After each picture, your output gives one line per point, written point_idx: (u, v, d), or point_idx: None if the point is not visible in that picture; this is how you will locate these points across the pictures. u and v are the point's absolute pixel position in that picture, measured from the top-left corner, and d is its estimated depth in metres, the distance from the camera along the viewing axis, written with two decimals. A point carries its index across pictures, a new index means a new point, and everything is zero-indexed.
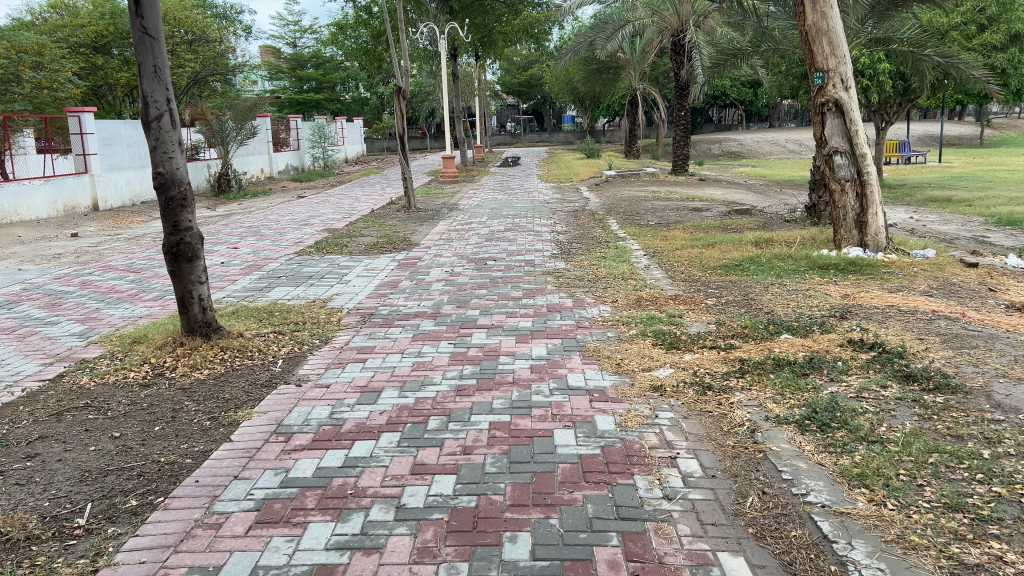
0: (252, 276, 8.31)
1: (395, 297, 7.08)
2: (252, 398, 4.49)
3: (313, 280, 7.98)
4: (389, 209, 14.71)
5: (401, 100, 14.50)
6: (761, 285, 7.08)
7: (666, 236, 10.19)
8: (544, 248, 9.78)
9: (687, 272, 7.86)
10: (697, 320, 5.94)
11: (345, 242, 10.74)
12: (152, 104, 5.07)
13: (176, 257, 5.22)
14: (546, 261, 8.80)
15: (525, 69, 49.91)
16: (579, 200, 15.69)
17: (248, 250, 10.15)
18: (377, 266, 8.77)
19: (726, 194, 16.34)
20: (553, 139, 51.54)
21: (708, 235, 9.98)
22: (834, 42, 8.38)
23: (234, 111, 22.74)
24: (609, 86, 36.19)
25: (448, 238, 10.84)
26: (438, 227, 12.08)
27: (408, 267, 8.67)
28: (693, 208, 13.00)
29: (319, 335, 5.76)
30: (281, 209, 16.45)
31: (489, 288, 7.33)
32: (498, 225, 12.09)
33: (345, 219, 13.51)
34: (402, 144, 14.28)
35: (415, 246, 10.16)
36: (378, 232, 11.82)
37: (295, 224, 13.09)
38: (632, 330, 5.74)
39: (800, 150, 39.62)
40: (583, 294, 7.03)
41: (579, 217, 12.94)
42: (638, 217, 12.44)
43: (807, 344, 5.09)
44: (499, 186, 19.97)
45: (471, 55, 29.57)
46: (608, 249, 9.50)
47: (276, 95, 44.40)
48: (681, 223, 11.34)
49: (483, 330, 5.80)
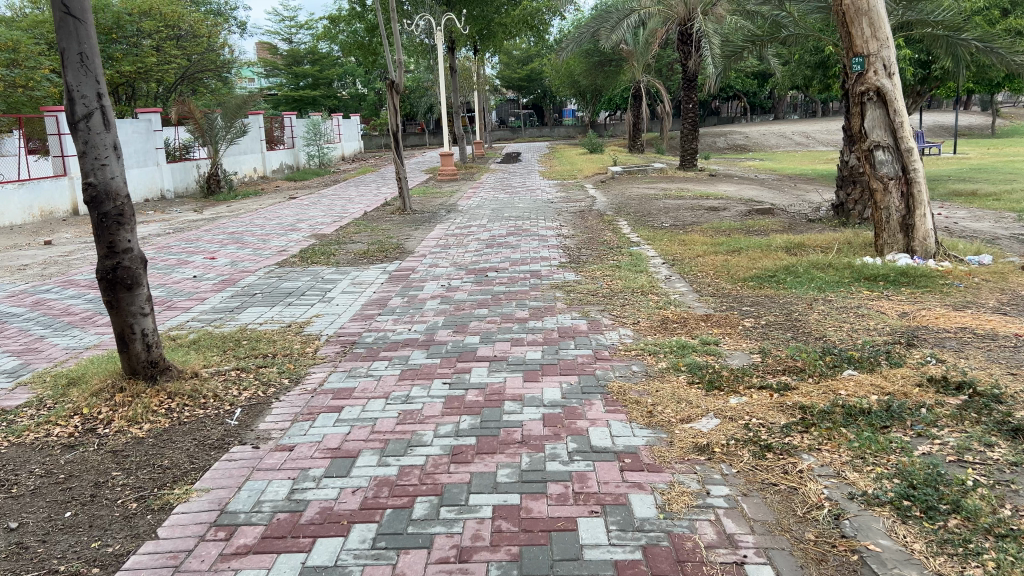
0: (224, 293, 7.41)
1: (382, 319, 6.18)
2: (196, 468, 3.57)
3: (291, 298, 7.08)
4: (383, 211, 13.80)
5: (395, 94, 13.60)
6: (803, 301, 6.18)
7: (684, 241, 9.28)
8: (550, 255, 8.88)
9: (714, 285, 6.95)
10: (738, 349, 5.03)
11: (333, 250, 9.84)
12: (79, 100, 4.15)
13: (112, 285, 4.29)
14: (553, 271, 7.90)
15: (526, 63, 49.04)
16: (584, 199, 14.79)
17: (226, 261, 9.25)
18: (365, 279, 7.87)
19: (740, 191, 15.44)
20: (554, 133, 50.60)
21: (732, 239, 9.09)
22: (875, 23, 7.47)
23: (223, 108, 21.82)
24: (611, 79, 35.23)
25: (444, 244, 9.95)
26: (434, 232, 11.19)
27: (401, 280, 7.78)
28: (707, 207, 12.11)
29: (290, 374, 4.85)
30: (269, 211, 15.54)
31: (491, 306, 6.42)
32: (499, 228, 11.21)
33: (335, 223, 12.61)
34: (397, 141, 13.35)
35: (408, 255, 9.27)
36: (370, 238, 10.92)
37: (283, 229, 12.20)
38: (662, 362, 4.82)
39: (807, 142, 38.69)
40: (599, 313, 6.13)
41: (587, 218, 12.05)
42: (650, 218, 11.54)
43: (878, 385, 4.19)
44: (500, 184, 19.07)
45: (470, 49, 28.58)
46: (622, 256, 8.58)
47: (271, 92, 43.44)
48: (698, 225, 10.45)
49: (485, 365, 4.88)
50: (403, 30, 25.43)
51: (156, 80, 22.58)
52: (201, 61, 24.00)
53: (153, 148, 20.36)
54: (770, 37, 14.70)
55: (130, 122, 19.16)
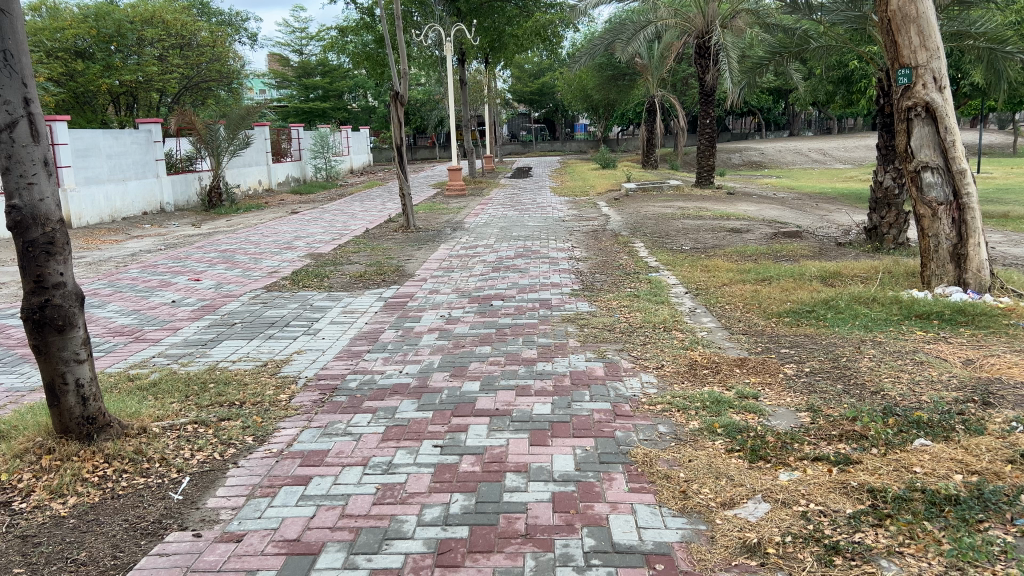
0: (202, 321, 6.73)
1: (370, 358, 5.45)
2: (115, 566, 2.86)
3: (274, 329, 6.37)
4: (386, 229, 13.15)
5: (400, 106, 12.98)
6: (849, 342, 5.46)
7: (708, 268, 8.56)
8: (561, 281, 8.18)
9: (743, 321, 6.22)
10: (781, 407, 4.29)
11: (327, 272, 9.15)
12: (0, 106, 3.47)
13: (39, 326, 3.59)
14: (565, 300, 7.20)
15: (537, 77, 48.65)
16: (597, 218, 14.09)
17: (211, 284, 8.57)
18: (358, 307, 7.17)
19: (761, 211, 14.72)
20: (566, 148, 50.06)
21: (759, 267, 8.37)
22: (924, 31, 6.75)
23: (227, 119, 21.30)
24: (624, 94, 34.62)
25: (447, 267, 9.26)
26: (437, 252, 10.52)
27: (397, 309, 7.07)
28: (728, 229, 11.40)
29: (255, 430, 4.13)
30: (269, 227, 14.90)
31: (495, 343, 5.69)
32: (506, 249, 10.53)
33: (334, 241, 11.96)
34: (401, 155, 12.68)
35: (408, 278, 8.58)
36: (369, 258, 10.24)
37: (278, 247, 11.55)
38: (693, 422, 4.09)
39: (823, 160, 37.90)
40: (616, 354, 5.41)
41: (601, 239, 11.35)
42: (668, 240, 10.82)
43: (963, 461, 3.42)
44: (510, 201, 18.44)
45: (480, 61, 28.07)
46: (639, 284, 7.86)
47: (281, 105, 43.11)
48: (720, 249, 9.74)
49: (484, 421, 4.15)
50: (413, 43, 24.91)
51: (159, 91, 22.09)
52: (206, 73, 23.53)
53: (153, 159, 19.85)
54: (794, 50, 14.00)
55: (129, 132, 18.65)
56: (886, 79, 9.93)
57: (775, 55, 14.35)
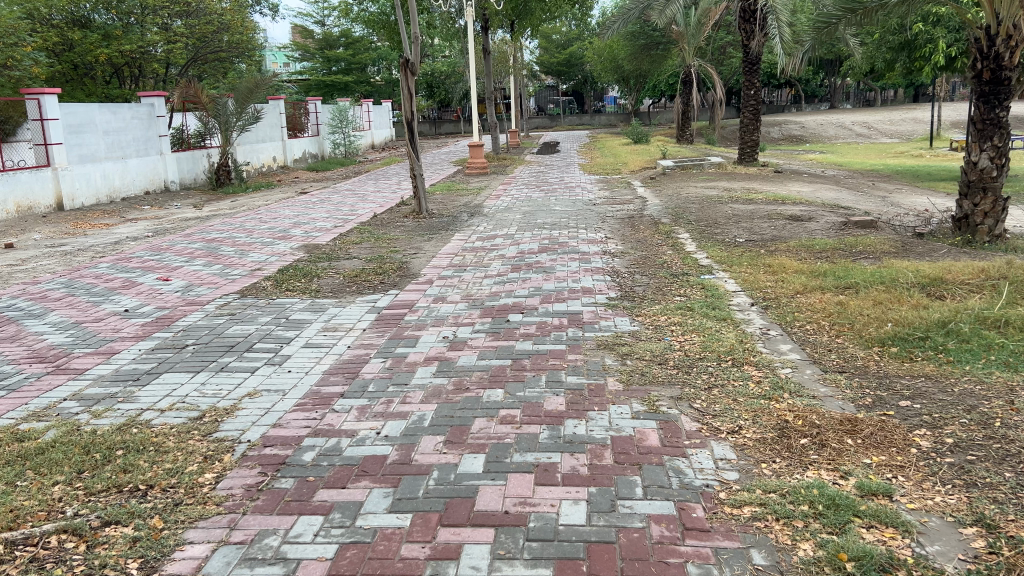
0: (148, 343, 5.39)
1: (342, 407, 4.09)
2: None
3: (231, 356, 5.02)
4: (396, 213, 11.80)
5: (411, 75, 11.47)
6: (991, 390, 3.99)
7: (772, 270, 7.08)
8: (594, 285, 6.75)
9: (833, 350, 4.79)
10: (933, 515, 2.87)
11: (318, 270, 7.80)
12: None
13: None
14: (600, 314, 5.77)
15: (565, 47, 46.86)
16: (632, 200, 12.61)
17: (180, 286, 7.25)
18: (344, 321, 5.80)
19: (815, 193, 13.14)
20: (595, 121, 48.35)
21: (835, 268, 6.92)
22: None
23: (235, 92, 20.03)
24: (657, 65, 32.73)
25: (458, 264, 7.86)
26: (450, 244, 9.13)
27: (390, 325, 5.71)
28: (785, 216, 9.87)
29: (146, 548, 2.78)
30: (270, 209, 13.62)
31: (510, 386, 4.29)
32: (530, 241, 9.13)
33: (336, 228, 10.61)
34: (411, 131, 11.25)
35: (411, 280, 7.19)
36: (371, 251, 8.87)
37: (272, 235, 10.24)
38: (806, 550, 2.68)
39: (868, 133, 35.76)
40: (674, 406, 3.99)
41: (638, 227, 9.90)
42: (717, 229, 9.33)
43: None
44: (536, 179, 17.02)
45: (505, 29, 26.40)
46: (690, 292, 6.41)
47: (302, 77, 41.85)
48: (781, 244, 8.27)
49: (486, 538, 2.76)
50: (433, 10, 23.32)
51: (164, 61, 20.79)
52: (215, 43, 22.13)
53: (156, 135, 18.54)
54: (870, 6, 12.14)
55: (127, 106, 17.40)
56: (986, 41, 8.21)
57: (846, 14, 12.45)
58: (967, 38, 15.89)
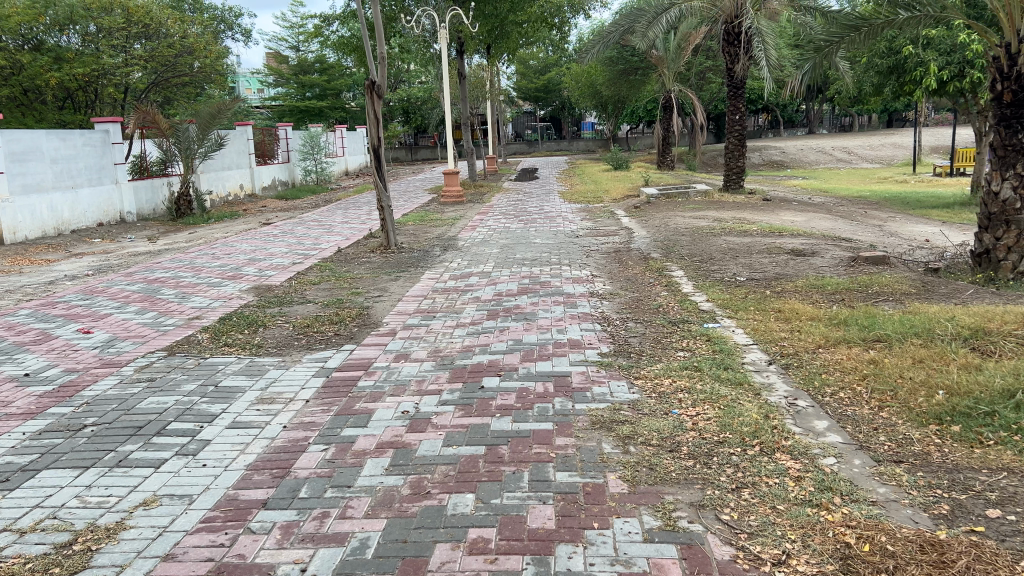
0: (37, 422, 4.38)
1: (260, 526, 3.11)
2: None
3: (134, 443, 4.04)
4: (362, 248, 10.86)
5: (377, 99, 10.43)
6: None
7: (784, 317, 6.21)
8: (582, 336, 5.85)
9: (883, 430, 3.89)
10: None
11: (266, 318, 6.84)
12: None
13: None
14: (592, 378, 4.84)
15: (543, 73, 46.40)
16: (617, 232, 11.78)
17: (101, 340, 6.24)
18: (284, 390, 4.83)
19: (810, 223, 12.40)
20: (573, 147, 47.88)
21: (856, 314, 6.07)
22: None
23: (197, 118, 19.13)
24: (636, 90, 32.20)
25: (427, 309, 6.93)
26: (418, 284, 8.20)
27: (339, 394, 4.73)
28: (786, 251, 9.07)
29: None
30: (227, 242, 12.63)
31: (482, 489, 3.33)
32: (508, 280, 8.24)
33: (294, 265, 9.65)
34: (377, 159, 10.35)
35: (370, 330, 6.25)
36: (329, 293, 7.92)
37: (222, 274, 9.26)
38: None
39: (849, 158, 35.45)
40: (696, 522, 3.05)
41: (626, 263, 9.05)
42: (713, 266, 8.49)
43: None
44: (514, 208, 16.18)
45: (480, 53, 25.67)
46: (695, 345, 5.53)
47: (275, 103, 41.02)
48: (787, 284, 7.44)
49: None
50: (404, 31, 22.32)
51: (122, 85, 19.82)
52: (176, 68, 21.20)
53: (111, 163, 17.48)
54: (877, 23, 10.88)
55: (78, 132, 16.33)
56: (1007, 60, 7.49)
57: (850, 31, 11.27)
58: (961, 59, 15.27)
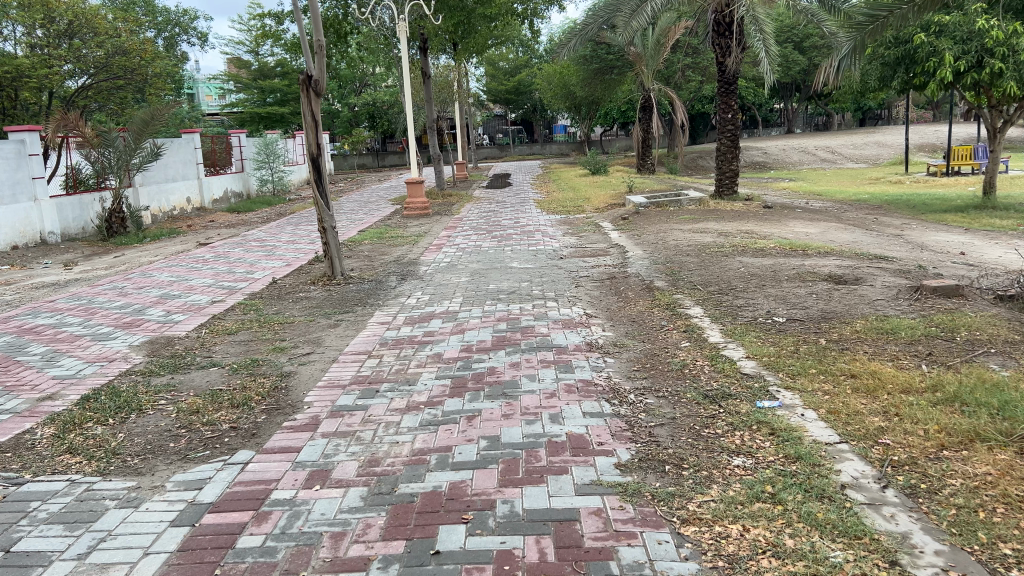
0: None
1: None
2: None
3: None
4: (303, 278, 8.98)
5: (315, 98, 8.52)
6: None
7: (864, 387, 4.45)
8: (589, 428, 4.03)
9: None
10: None
11: (144, 398, 4.92)
12: None
13: None
14: (615, 527, 3.01)
15: (513, 74, 44.59)
16: (609, 251, 10.03)
17: None
18: (114, 561, 2.95)
19: (827, 236, 10.75)
20: (547, 151, 46.27)
21: (970, 384, 4.29)
22: None
23: (130, 126, 17.10)
24: (611, 90, 30.60)
25: (370, 377, 5.09)
26: (365, 331, 6.37)
27: (200, 570, 2.85)
28: (822, 277, 7.36)
29: None
30: (148, 271, 10.64)
31: None
32: (480, 324, 6.42)
33: (213, 305, 7.74)
34: (316, 169, 8.48)
35: (285, 420, 4.37)
36: (244, 350, 6.03)
37: (118, 320, 7.32)
38: None
39: (834, 158, 34.10)
40: None
41: (626, 295, 7.30)
42: (738, 300, 6.75)
43: None
44: (488, 220, 14.41)
45: (445, 51, 23.76)
46: (757, 446, 3.74)
47: (234, 109, 38.80)
48: (844, 328, 5.70)
49: None
50: (361, 27, 20.34)
51: (44, 89, 17.72)
52: (109, 72, 19.19)
53: (29, 178, 15.28)
54: None
55: None
56: None
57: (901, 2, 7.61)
58: (978, 48, 13.79)
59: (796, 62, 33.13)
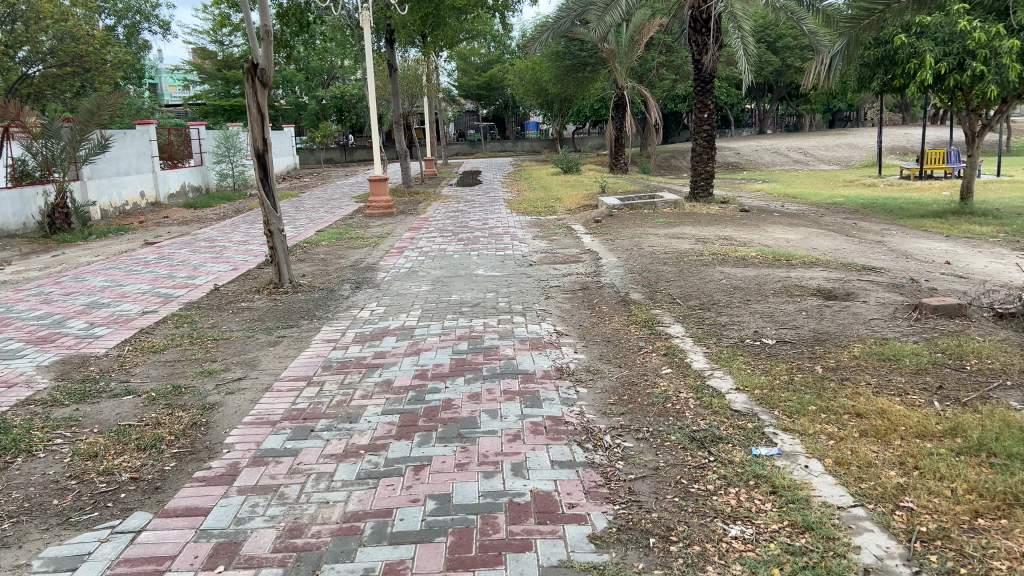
0: None
1: None
2: None
3: None
4: (248, 284, 8.23)
5: (262, 88, 7.78)
6: None
7: (875, 429, 3.86)
8: (558, 485, 3.38)
9: None
10: None
11: (37, 437, 4.17)
12: None
13: None
14: None
15: (485, 69, 43.82)
16: (581, 257, 9.42)
17: None
18: None
19: (809, 243, 10.23)
20: (518, 148, 45.58)
21: (996, 429, 3.72)
22: None
23: (76, 116, 16.12)
24: (584, 87, 30.02)
25: (307, 411, 4.40)
26: (309, 351, 5.67)
27: None
28: (810, 291, 6.81)
29: None
30: (83, 273, 9.80)
31: None
32: (437, 343, 5.75)
33: (143, 316, 6.98)
34: (262, 166, 7.75)
35: (198, 470, 3.67)
36: (167, 372, 5.31)
37: (33, 332, 6.54)
38: None
39: (806, 159, 33.89)
40: None
41: (600, 309, 6.68)
42: (721, 317, 6.16)
43: None
44: (454, 221, 13.74)
45: (413, 43, 22.93)
46: (759, 512, 3.13)
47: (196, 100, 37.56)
48: (840, 353, 5.13)
49: None
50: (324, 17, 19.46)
51: None
52: (55, 57, 18.18)
53: None
54: None
55: None
56: None
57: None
58: (960, 50, 13.35)
59: (769, 63, 32.82)
